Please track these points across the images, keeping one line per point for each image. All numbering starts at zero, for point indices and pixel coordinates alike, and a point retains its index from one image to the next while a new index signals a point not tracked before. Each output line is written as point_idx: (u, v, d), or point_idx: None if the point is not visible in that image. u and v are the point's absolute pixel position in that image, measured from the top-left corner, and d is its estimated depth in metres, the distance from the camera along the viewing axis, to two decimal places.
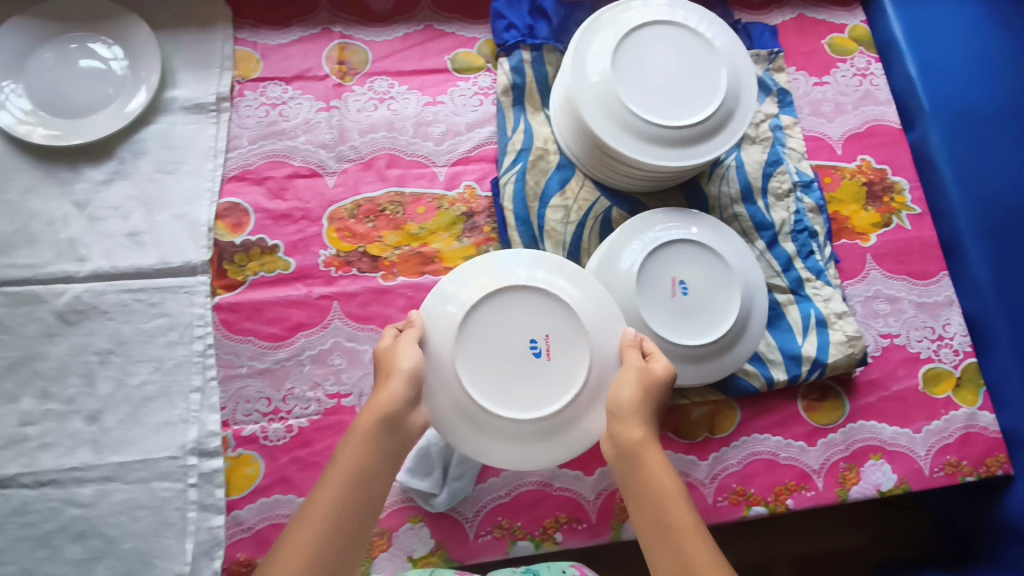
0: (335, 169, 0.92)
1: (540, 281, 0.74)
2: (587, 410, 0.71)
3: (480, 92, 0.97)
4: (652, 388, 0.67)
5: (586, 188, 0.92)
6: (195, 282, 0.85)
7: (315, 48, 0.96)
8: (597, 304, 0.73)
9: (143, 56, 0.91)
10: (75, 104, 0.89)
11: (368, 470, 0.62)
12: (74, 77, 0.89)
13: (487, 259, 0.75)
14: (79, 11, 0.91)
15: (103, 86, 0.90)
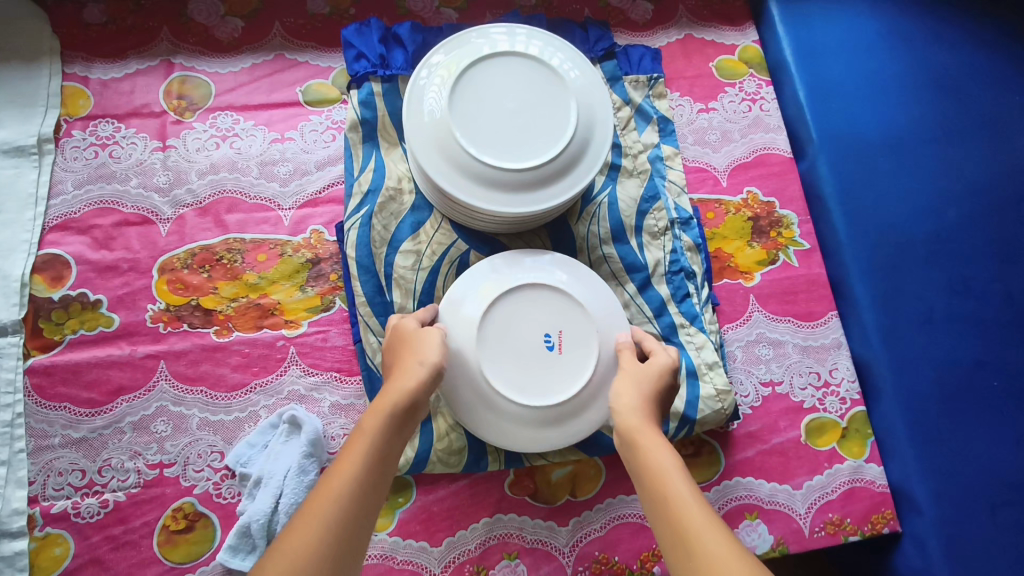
0: (169, 216, 0.86)
1: (562, 281, 0.77)
2: (596, 399, 0.74)
3: (333, 126, 0.92)
4: (655, 383, 0.69)
5: (441, 231, 0.86)
6: (5, 343, 0.78)
7: (151, 83, 0.91)
8: (608, 308, 0.78)
9: None
10: None
11: (385, 446, 0.60)
12: None
13: (504, 257, 0.79)
14: None
15: None
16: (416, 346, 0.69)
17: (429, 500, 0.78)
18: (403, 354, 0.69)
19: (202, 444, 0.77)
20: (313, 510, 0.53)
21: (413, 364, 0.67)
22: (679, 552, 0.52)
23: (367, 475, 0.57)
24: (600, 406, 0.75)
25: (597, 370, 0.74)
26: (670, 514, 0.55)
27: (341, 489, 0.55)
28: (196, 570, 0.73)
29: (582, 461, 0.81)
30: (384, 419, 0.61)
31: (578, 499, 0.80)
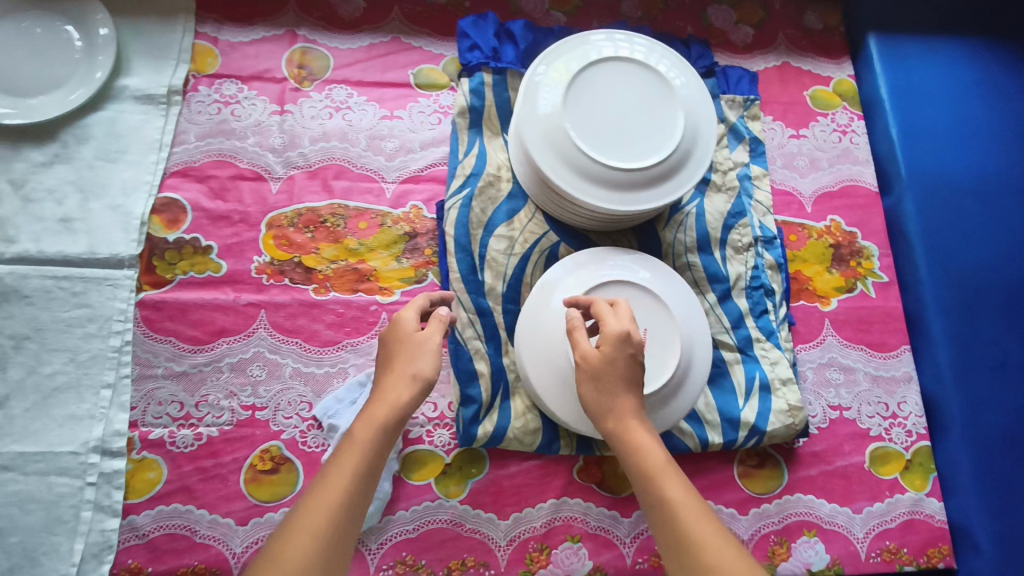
0: (281, 175, 0.90)
1: (646, 281, 0.80)
2: (673, 397, 0.77)
3: (440, 110, 0.96)
4: (627, 363, 0.65)
5: (535, 221, 0.90)
6: (121, 275, 0.83)
7: (276, 50, 0.96)
8: (689, 311, 0.81)
9: (99, 41, 0.90)
10: (24, 83, 0.88)
11: (369, 464, 0.58)
12: (26, 56, 0.89)
13: (592, 254, 0.82)
14: None
15: (55, 68, 0.89)
16: (412, 353, 0.65)
17: (500, 474, 0.81)
18: (399, 355, 0.66)
19: (292, 392, 0.81)
20: (298, 540, 0.52)
21: (405, 374, 0.64)
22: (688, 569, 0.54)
23: (356, 494, 0.56)
24: (676, 404, 0.77)
25: (676, 368, 0.76)
26: (680, 530, 0.55)
27: (322, 517, 0.54)
28: (277, 510, 0.77)
29: None
30: (370, 437, 0.59)
31: None
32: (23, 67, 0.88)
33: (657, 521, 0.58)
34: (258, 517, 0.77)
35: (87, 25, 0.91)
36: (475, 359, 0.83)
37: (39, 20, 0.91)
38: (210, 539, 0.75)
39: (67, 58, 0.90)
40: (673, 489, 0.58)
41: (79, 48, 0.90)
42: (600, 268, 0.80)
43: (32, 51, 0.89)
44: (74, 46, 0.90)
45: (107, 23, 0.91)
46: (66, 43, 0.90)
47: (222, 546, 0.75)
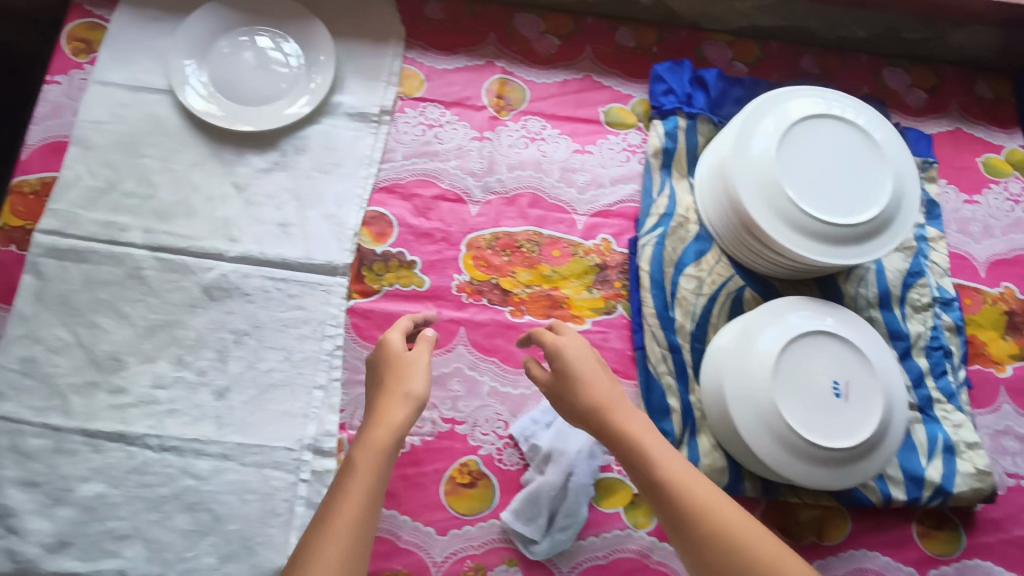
0: (479, 199, 0.94)
1: (848, 333, 0.82)
2: (872, 453, 0.78)
3: (628, 149, 0.99)
4: (586, 364, 0.70)
5: (721, 264, 0.92)
6: (334, 282, 0.87)
7: (477, 79, 0.99)
8: (888, 366, 0.81)
9: (320, 62, 0.95)
10: (249, 93, 0.93)
11: (379, 483, 0.60)
12: (251, 68, 0.94)
13: (793, 301, 0.83)
14: (268, 9, 0.96)
15: (276, 81, 0.94)
16: (400, 373, 0.69)
17: None
18: (389, 379, 0.69)
19: (490, 410, 0.84)
20: (340, 543, 0.54)
21: (400, 395, 0.67)
22: (712, 554, 0.58)
23: (366, 517, 0.57)
24: (874, 460, 0.78)
25: (878, 425, 0.78)
26: (692, 522, 0.60)
27: (345, 542, 0.55)
28: (475, 523, 0.79)
29: (829, 508, 0.85)
30: (386, 447, 0.62)
31: (823, 543, 0.83)
32: (251, 79, 0.94)
33: (667, 516, 0.61)
34: (457, 529, 0.79)
35: (308, 43, 0.96)
36: (667, 395, 0.86)
37: (264, 35, 0.96)
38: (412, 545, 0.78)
39: (289, 73, 0.95)
40: (688, 483, 0.62)
41: (300, 64, 0.95)
42: (803, 316, 0.82)
43: (258, 64, 0.94)
44: (295, 62, 0.95)
45: (328, 43, 0.96)
46: (288, 58, 0.95)
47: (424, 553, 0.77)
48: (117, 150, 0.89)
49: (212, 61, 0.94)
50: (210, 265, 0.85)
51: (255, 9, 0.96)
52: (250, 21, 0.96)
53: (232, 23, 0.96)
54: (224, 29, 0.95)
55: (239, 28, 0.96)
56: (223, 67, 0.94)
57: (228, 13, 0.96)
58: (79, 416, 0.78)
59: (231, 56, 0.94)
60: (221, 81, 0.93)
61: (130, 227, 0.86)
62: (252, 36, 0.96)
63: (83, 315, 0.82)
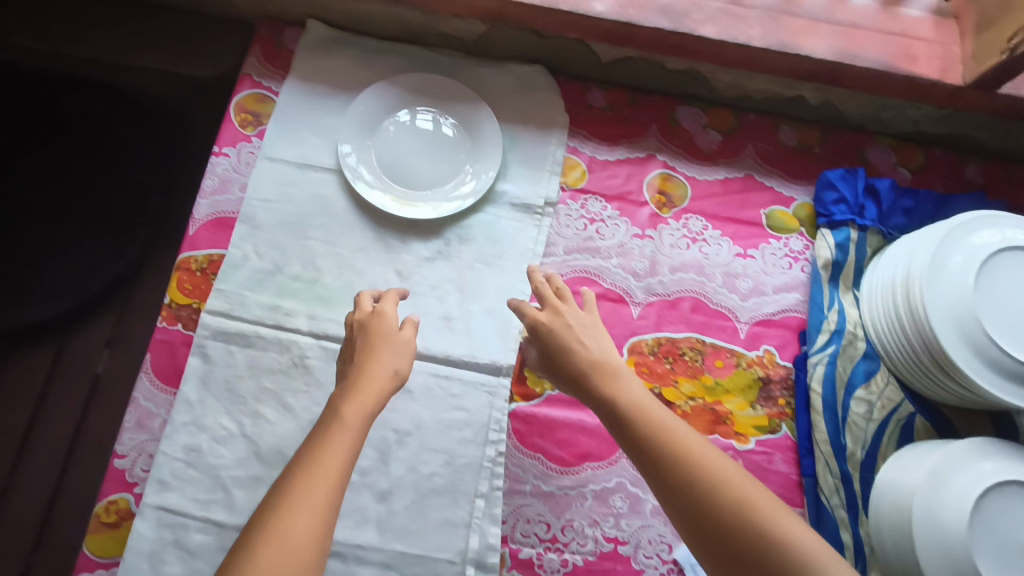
0: (640, 300, 0.91)
1: None
2: None
3: (791, 254, 0.96)
4: (580, 345, 0.72)
5: (891, 387, 0.88)
6: (498, 383, 0.84)
7: (639, 173, 0.97)
8: None
9: (487, 148, 0.94)
10: (414, 176, 0.91)
11: (360, 444, 0.59)
12: (418, 151, 0.92)
13: (984, 442, 0.79)
14: (436, 90, 0.95)
15: (442, 165, 0.92)
16: (394, 346, 0.67)
17: None
18: (368, 344, 0.67)
19: (653, 530, 0.80)
20: (315, 493, 0.53)
21: (388, 368, 0.65)
22: (715, 517, 0.59)
23: (343, 473, 0.56)
24: None
25: None
26: (688, 484, 0.61)
27: (320, 496, 0.53)
28: None
29: None
30: (369, 406, 0.61)
31: None
32: (417, 163, 0.92)
33: (661, 465, 0.63)
34: None
35: (474, 128, 0.95)
36: (841, 529, 0.82)
37: (430, 117, 0.94)
38: None
39: (455, 158, 0.93)
40: (683, 432, 0.65)
41: (466, 150, 0.94)
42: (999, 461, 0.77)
43: (425, 148, 0.93)
44: (461, 147, 0.94)
45: (496, 131, 0.94)
46: (454, 142, 0.94)
47: None
48: (284, 230, 0.88)
49: (379, 141, 0.92)
50: None
51: (422, 89, 0.95)
52: (416, 101, 0.95)
53: (399, 103, 0.94)
54: (391, 109, 0.94)
55: (405, 109, 0.94)
56: (390, 149, 0.92)
57: (396, 93, 0.94)
58: (241, 512, 0.76)
59: (397, 137, 0.92)
60: (387, 162, 0.91)
61: (295, 312, 0.85)
62: (418, 118, 0.94)
63: (247, 403, 0.80)
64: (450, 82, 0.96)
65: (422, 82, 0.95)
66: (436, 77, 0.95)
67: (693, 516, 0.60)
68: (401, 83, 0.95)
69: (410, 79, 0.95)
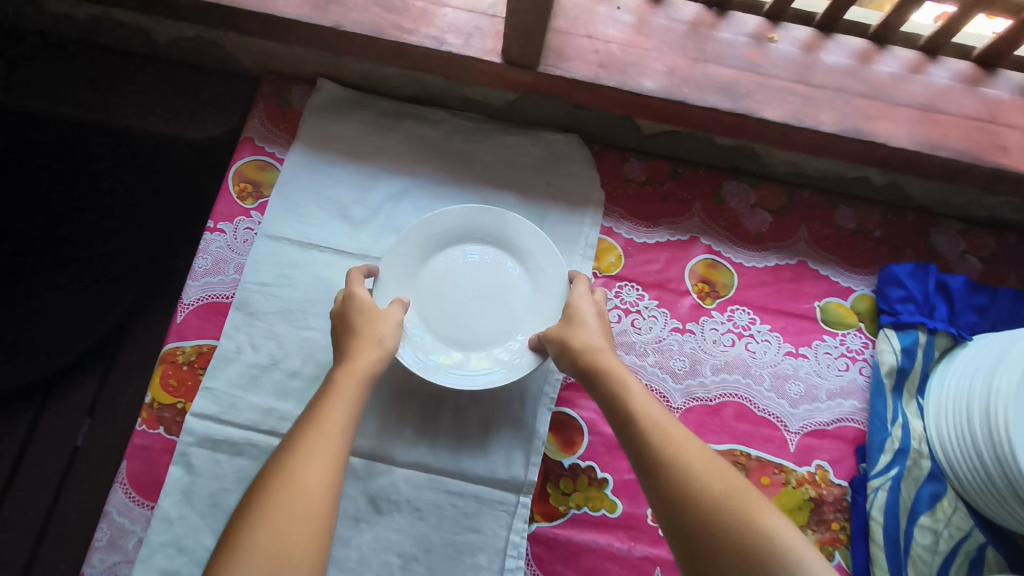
0: (679, 405, 0.82)
1: None
2: None
3: (848, 354, 0.86)
4: (584, 335, 0.71)
5: (958, 512, 0.79)
6: (518, 502, 0.76)
7: (680, 258, 0.88)
8: None
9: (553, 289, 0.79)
10: (472, 334, 0.78)
11: (353, 407, 0.62)
12: (472, 302, 0.80)
13: None
14: (487, 224, 0.81)
15: (503, 316, 0.79)
16: (373, 320, 0.70)
17: None
18: (356, 322, 0.70)
19: None
20: (320, 447, 0.56)
21: (373, 339, 0.68)
22: (682, 504, 0.56)
23: (338, 435, 0.58)
24: None
25: None
26: (663, 472, 0.58)
27: (317, 458, 0.56)
28: None
29: None
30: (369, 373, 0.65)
31: None
32: (471, 318, 0.79)
33: (638, 451, 0.61)
34: None
35: (536, 267, 0.81)
36: None
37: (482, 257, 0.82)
38: None
39: (515, 307, 0.80)
40: (664, 421, 0.62)
41: (527, 294, 0.80)
42: None
43: (476, 297, 0.80)
44: (521, 292, 0.81)
45: (562, 265, 0.79)
46: (513, 288, 0.81)
47: None
48: (283, 319, 0.80)
49: (424, 289, 0.79)
50: (379, 470, 0.75)
51: (471, 223, 0.82)
52: (466, 237, 0.82)
53: (444, 240, 0.81)
54: (435, 248, 0.81)
55: (451, 248, 0.81)
56: (436, 301, 0.79)
57: (438, 225, 0.81)
58: None
59: (444, 286, 0.80)
60: (432, 316, 0.78)
61: (292, 416, 0.76)
62: (468, 259, 0.81)
63: None
64: (503, 210, 0.82)
65: (467, 214, 0.81)
66: (485, 207, 0.81)
67: (666, 501, 0.57)
68: (444, 215, 0.81)
69: (456, 214, 0.81)
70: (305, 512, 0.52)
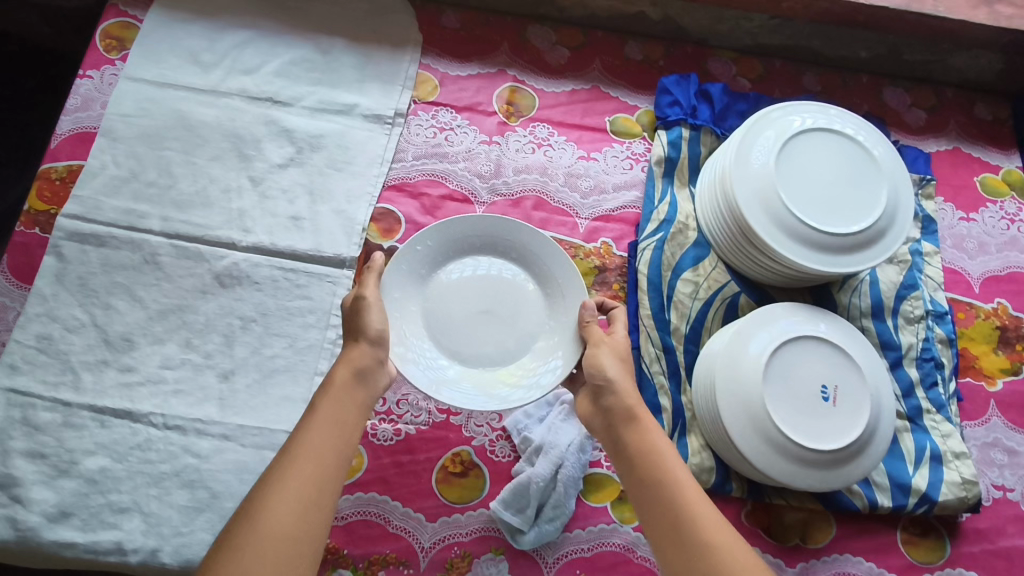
0: (485, 200, 0.97)
1: (834, 339, 0.84)
2: (862, 453, 0.80)
3: (632, 156, 1.02)
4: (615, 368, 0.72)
5: (717, 270, 0.93)
6: (341, 274, 0.91)
7: (489, 87, 1.04)
8: (874, 368, 0.84)
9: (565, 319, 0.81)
10: (473, 348, 0.81)
11: (337, 438, 0.63)
12: (479, 317, 0.83)
13: (779, 310, 0.86)
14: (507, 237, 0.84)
15: (505, 337, 0.82)
16: (360, 322, 0.72)
17: None
18: (352, 338, 0.72)
19: None
20: (303, 475, 0.59)
21: (362, 354, 0.70)
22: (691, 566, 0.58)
23: (321, 472, 0.60)
24: (862, 460, 0.80)
25: (868, 426, 0.80)
26: (679, 527, 0.60)
27: (293, 496, 0.58)
28: (465, 511, 0.83)
29: (815, 511, 0.87)
30: (360, 392, 0.68)
31: (808, 546, 0.85)
32: (475, 332, 0.82)
33: (653, 499, 0.63)
34: (447, 516, 0.82)
35: (552, 288, 0.83)
36: (660, 394, 0.89)
37: (498, 272, 0.85)
38: (401, 530, 0.81)
39: (524, 328, 0.83)
40: (677, 470, 0.64)
41: (539, 316, 0.83)
42: (785, 326, 0.84)
43: (485, 315, 0.83)
44: (528, 315, 0.83)
45: (581, 292, 0.80)
46: (523, 305, 0.83)
47: (412, 539, 0.81)
48: (142, 142, 0.95)
49: (433, 296, 0.83)
50: (222, 254, 0.90)
51: (491, 236, 0.85)
52: (485, 249, 0.85)
53: (461, 246, 0.84)
54: (450, 255, 0.84)
55: (466, 257, 0.85)
56: (444, 309, 0.82)
57: (456, 235, 0.84)
58: (88, 392, 0.83)
59: (454, 296, 0.83)
60: (439, 330, 0.81)
61: (149, 216, 0.91)
62: (483, 270, 0.84)
63: (98, 296, 0.87)
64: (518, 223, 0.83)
65: (487, 226, 0.84)
66: (502, 218, 0.83)
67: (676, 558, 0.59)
68: (461, 224, 0.84)
69: (480, 220, 0.84)
70: (276, 557, 0.54)
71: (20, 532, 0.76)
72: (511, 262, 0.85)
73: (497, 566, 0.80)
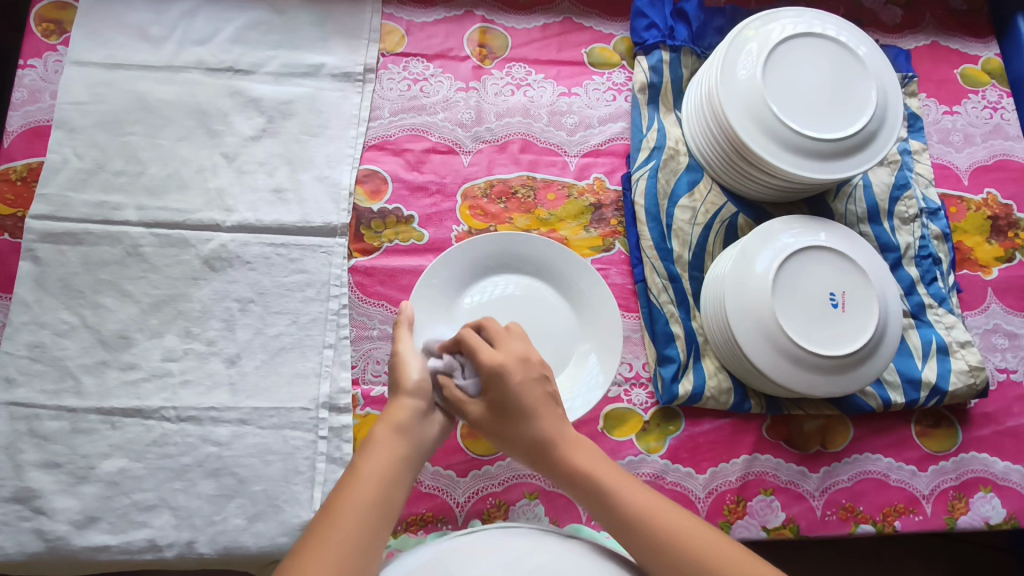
0: (470, 149, 0.95)
1: (837, 246, 0.84)
2: (876, 353, 0.82)
3: (615, 87, 1.00)
4: (534, 391, 0.65)
5: (714, 192, 0.92)
6: (334, 243, 0.88)
7: (460, 30, 0.99)
8: (880, 270, 0.85)
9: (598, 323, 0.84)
10: None
11: (383, 485, 0.58)
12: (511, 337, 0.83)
13: (777, 224, 0.85)
14: (519, 251, 0.85)
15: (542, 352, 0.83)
16: (399, 371, 0.67)
17: (696, 431, 0.87)
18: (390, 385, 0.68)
19: None
20: (344, 529, 0.54)
21: (405, 400, 0.64)
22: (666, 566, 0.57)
23: (363, 521, 0.55)
24: (875, 359, 0.82)
25: (879, 325, 0.81)
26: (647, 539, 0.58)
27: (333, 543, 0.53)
28: (493, 463, 0.83)
29: (832, 418, 0.89)
30: (404, 447, 0.62)
31: (828, 451, 0.87)
32: None
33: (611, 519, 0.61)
34: (477, 469, 0.83)
35: (575, 291, 0.86)
36: (671, 322, 0.89)
37: (523, 288, 0.86)
38: (434, 490, 0.81)
39: (559, 341, 0.85)
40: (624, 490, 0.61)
41: (570, 329, 0.86)
42: (785, 240, 0.83)
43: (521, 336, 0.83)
44: (557, 319, 0.85)
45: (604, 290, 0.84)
46: (552, 316, 0.85)
47: (446, 496, 0.81)
48: (101, 130, 0.89)
49: (456, 321, 0.83)
50: (208, 237, 0.87)
51: (510, 253, 0.85)
52: (502, 267, 0.86)
53: (480, 269, 0.85)
54: (470, 277, 0.85)
55: (487, 278, 0.85)
56: None
57: (474, 254, 0.84)
58: (92, 396, 0.80)
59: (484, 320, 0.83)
60: None
61: (122, 207, 0.87)
62: (507, 288, 0.85)
63: (85, 297, 0.83)
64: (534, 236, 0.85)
65: (503, 243, 0.84)
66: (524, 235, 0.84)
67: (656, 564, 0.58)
68: (478, 246, 0.84)
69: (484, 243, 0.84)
70: None
71: (50, 543, 0.75)
72: (529, 274, 0.87)
73: (532, 510, 0.82)
